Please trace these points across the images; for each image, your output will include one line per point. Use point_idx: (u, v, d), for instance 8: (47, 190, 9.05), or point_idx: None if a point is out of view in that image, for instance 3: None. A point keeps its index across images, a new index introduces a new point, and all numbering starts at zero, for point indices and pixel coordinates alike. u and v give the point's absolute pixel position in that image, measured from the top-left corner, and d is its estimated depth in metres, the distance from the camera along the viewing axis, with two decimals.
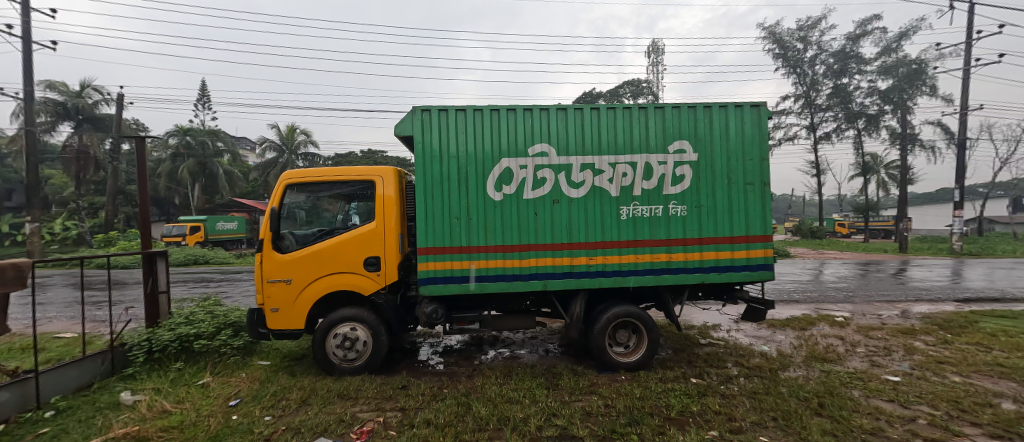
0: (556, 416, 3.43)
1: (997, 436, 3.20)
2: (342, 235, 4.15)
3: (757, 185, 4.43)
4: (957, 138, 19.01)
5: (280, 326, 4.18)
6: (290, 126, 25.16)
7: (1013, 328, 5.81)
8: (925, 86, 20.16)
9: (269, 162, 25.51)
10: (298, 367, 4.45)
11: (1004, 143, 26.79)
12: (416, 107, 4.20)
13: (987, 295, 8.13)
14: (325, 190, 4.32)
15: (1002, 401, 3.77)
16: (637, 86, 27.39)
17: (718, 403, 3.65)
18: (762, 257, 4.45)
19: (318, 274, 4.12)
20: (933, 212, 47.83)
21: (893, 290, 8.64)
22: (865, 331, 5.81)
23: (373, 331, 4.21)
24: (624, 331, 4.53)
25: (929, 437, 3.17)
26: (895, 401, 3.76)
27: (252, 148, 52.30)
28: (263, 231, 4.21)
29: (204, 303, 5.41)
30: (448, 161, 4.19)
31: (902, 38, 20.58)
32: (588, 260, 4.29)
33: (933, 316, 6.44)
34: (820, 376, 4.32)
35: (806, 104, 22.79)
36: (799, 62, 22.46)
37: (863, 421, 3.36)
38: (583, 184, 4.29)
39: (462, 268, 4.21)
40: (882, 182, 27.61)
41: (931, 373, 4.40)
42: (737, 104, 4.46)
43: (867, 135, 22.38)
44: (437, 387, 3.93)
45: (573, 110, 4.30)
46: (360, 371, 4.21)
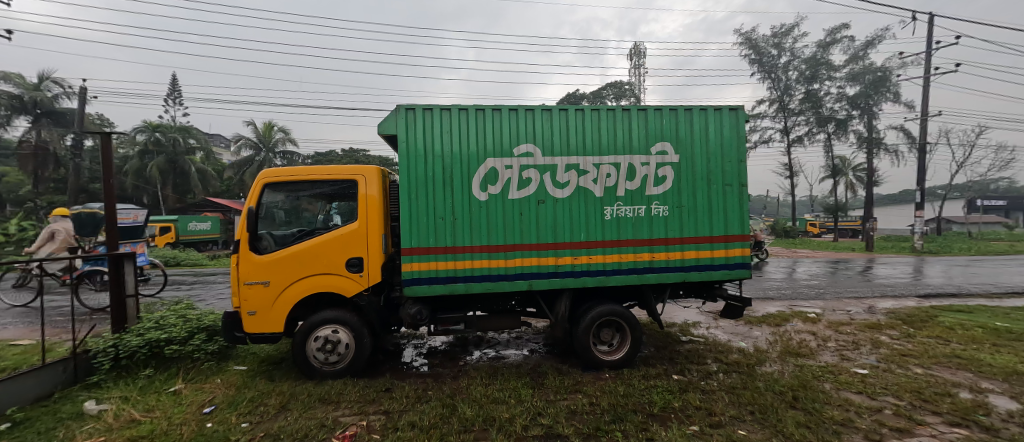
0: (541, 415, 3.45)
1: (955, 424, 3.41)
2: (322, 236, 4.05)
3: (735, 186, 4.57)
4: (917, 142, 20.03)
5: (258, 330, 4.06)
6: (265, 123, 24.46)
7: (969, 321, 6.17)
8: (889, 92, 21.13)
9: (246, 159, 24.75)
10: (276, 371, 4.32)
11: (960, 148, 28.49)
12: (400, 106, 4.14)
13: (945, 291, 8.63)
14: (305, 190, 4.21)
15: (960, 390, 4.00)
16: (619, 88, 27.99)
17: (698, 399, 3.74)
18: (740, 256, 4.60)
19: (298, 276, 4.02)
20: (896, 212, 50.38)
21: (860, 287, 9.06)
22: (836, 326, 6.06)
23: (356, 333, 4.14)
24: (608, 330, 4.58)
25: (894, 427, 3.33)
26: (864, 393, 3.94)
27: (226, 144, 50.70)
28: (238, 231, 4.07)
29: (175, 307, 5.20)
30: (433, 161, 4.16)
31: (869, 46, 21.55)
32: (573, 260, 4.34)
33: (897, 311, 6.79)
34: (794, 370, 4.50)
35: (779, 108, 23.63)
36: (774, 68, 23.27)
37: (833, 413, 3.51)
38: (568, 184, 4.33)
39: (447, 269, 4.19)
40: (849, 183, 28.94)
41: (896, 365, 4.63)
42: (716, 108, 4.58)
43: (837, 139, 23.30)
44: (422, 389, 3.90)
45: (558, 111, 4.33)
46: (341, 374, 4.14)
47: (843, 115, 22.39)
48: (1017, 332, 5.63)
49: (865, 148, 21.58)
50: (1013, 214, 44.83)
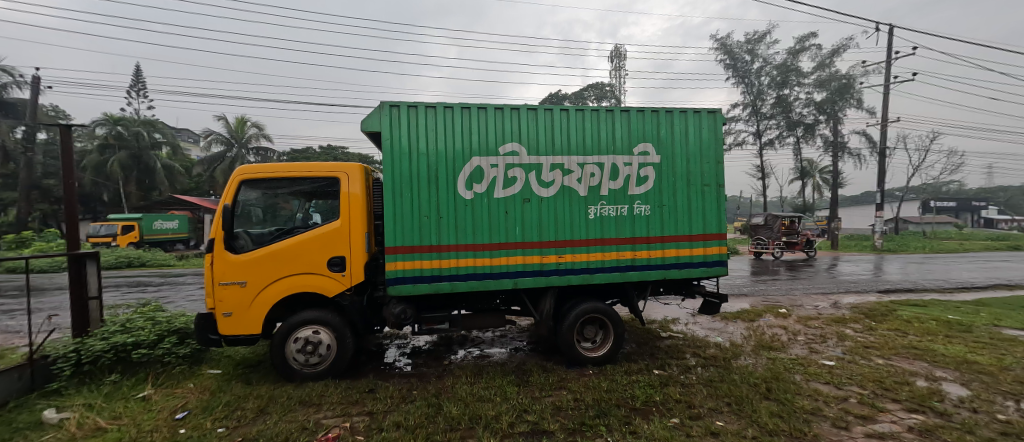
0: (527, 412, 3.48)
1: (913, 410, 3.65)
2: (303, 235, 3.94)
3: (713, 186, 4.73)
4: (878, 147, 21.18)
5: (233, 332, 3.92)
6: (238, 118, 23.54)
7: (924, 315, 6.60)
8: (853, 99, 22.25)
9: (216, 155, 23.83)
10: (253, 374, 4.17)
11: (916, 153, 30.27)
12: (385, 102, 4.07)
13: (902, 287, 9.20)
14: (284, 187, 4.08)
15: (918, 379, 4.29)
16: (601, 89, 28.49)
17: (678, 392, 3.86)
18: (717, 253, 4.77)
19: (277, 276, 3.90)
20: (859, 212, 53.04)
21: (828, 283, 9.53)
22: (805, 321, 6.37)
23: (338, 334, 4.03)
24: (592, 327, 4.67)
25: (859, 414, 3.54)
26: (831, 384, 4.17)
27: (194, 139, 48.67)
28: (213, 230, 3.91)
29: (143, 309, 4.95)
30: (418, 159, 4.12)
31: (835, 54, 22.62)
32: (558, 258, 4.39)
33: (860, 305, 7.19)
34: (767, 363, 4.71)
35: (752, 112, 24.53)
36: (747, 73, 24.13)
37: (804, 403, 3.69)
38: (553, 183, 4.38)
39: (432, 268, 4.16)
40: (815, 185, 30.36)
41: (860, 356, 4.92)
42: (695, 110, 4.72)
43: (805, 142, 24.35)
44: (406, 389, 3.86)
45: (544, 110, 4.37)
46: (323, 376, 4.03)
47: (811, 120, 23.45)
48: (967, 324, 6.07)
49: (831, 151, 22.67)
50: (961, 215, 47.97)
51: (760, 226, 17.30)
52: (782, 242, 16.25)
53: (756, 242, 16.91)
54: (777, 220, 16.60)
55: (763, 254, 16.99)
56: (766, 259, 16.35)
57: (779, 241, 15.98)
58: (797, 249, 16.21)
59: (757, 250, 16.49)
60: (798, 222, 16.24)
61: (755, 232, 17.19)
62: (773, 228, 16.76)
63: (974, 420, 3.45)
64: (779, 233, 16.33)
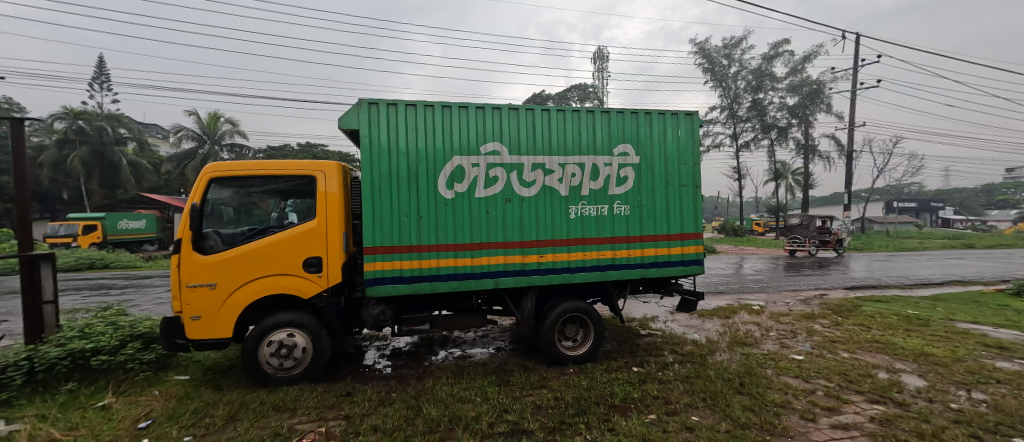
0: (507, 412, 3.48)
1: (875, 401, 3.81)
2: (277, 235, 3.82)
3: (690, 187, 4.83)
4: (846, 150, 22.07)
5: (202, 336, 3.75)
6: (210, 113, 22.71)
7: (886, 310, 6.91)
8: (823, 104, 23.07)
9: (187, 152, 22.96)
10: (223, 379, 4.02)
11: (881, 156, 31.67)
12: (363, 99, 3.98)
13: (866, 283, 9.62)
14: (257, 185, 3.95)
15: (879, 371, 4.48)
16: (584, 90, 28.77)
17: (656, 389, 3.92)
18: (694, 252, 4.87)
19: (249, 278, 3.76)
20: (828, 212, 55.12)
21: (799, 281, 9.87)
22: (776, 317, 6.58)
23: (314, 336, 3.92)
24: (572, 325, 4.69)
25: (825, 406, 3.67)
26: (800, 377, 4.31)
27: (164, 135, 46.88)
28: (180, 230, 3.73)
29: (103, 313, 4.71)
30: (398, 157, 4.05)
31: (806, 60, 23.43)
32: (539, 258, 4.40)
33: (828, 301, 7.48)
34: (740, 358, 4.84)
35: (729, 115, 25.20)
36: (724, 77, 24.77)
37: (774, 396, 3.81)
38: (534, 183, 4.39)
39: (411, 268, 4.10)
40: (787, 186, 31.43)
41: (827, 351, 5.11)
42: (673, 112, 4.81)
43: (778, 145, 25.12)
44: (385, 392, 3.80)
45: (525, 110, 4.37)
46: (298, 380, 3.91)
47: (784, 123, 24.12)
48: (925, 318, 6.38)
49: (803, 154, 23.48)
50: (921, 215, 50.25)
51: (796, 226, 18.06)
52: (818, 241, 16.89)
53: (791, 241, 17.51)
54: (812, 220, 17.24)
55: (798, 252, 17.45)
56: (803, 257, 17.07)
57: (816, 239, 16.63)
58: (832, 247, 16.98)
59: (791, 249, 17.06)
60: (831, 222, 16.95)
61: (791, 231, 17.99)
62: (809, 228, 17.42)
63: (929, 410, 3.63)
64: (814, 232, 16.97)
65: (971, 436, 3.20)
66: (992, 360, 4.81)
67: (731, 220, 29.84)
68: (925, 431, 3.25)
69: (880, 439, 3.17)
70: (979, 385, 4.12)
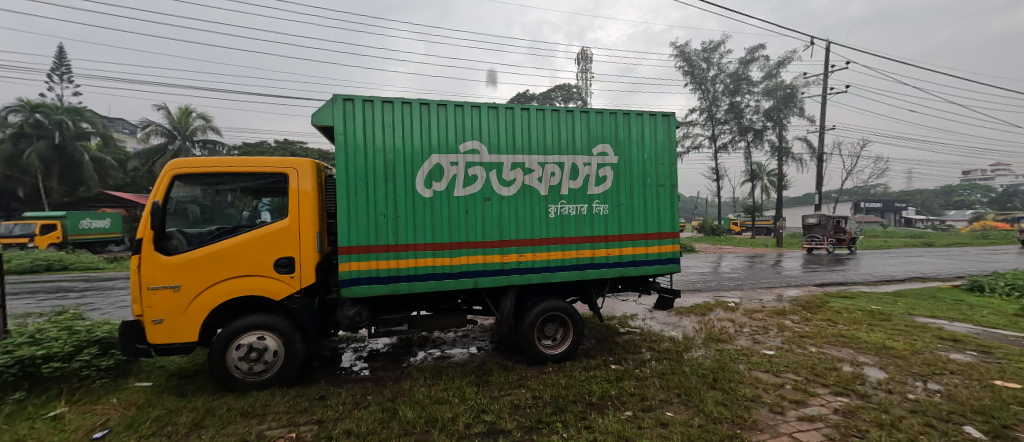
0: (485, 412, 3.45)
1: (839, 393, 3.94)
2: (247, 234, 3.69)
3: (667, 187, 4.90)
4: (817, 153, 22.84)
5: (166, 340, 3.59)
6: (181, 108, 21.87)
7: (852, 306, 7.17)
8: (796, 108, 23.77)
9: (156, 148, 22.03)
10: (189, 385, 3.86)
11: (849, 158, 32.90)
12: (338, 95, 3.88)
13: (835, 280, 9.97)
14: (226, 183, 3.81)
15: (844, 365, 4.64)
16: (567, 91, 28.96)
17: (633, 386, 3.96)
18: (671, 251, 4.95)
19: (216, 279, 3.61)
20: (800, 212, 56.95)
21: (772, 278, 10.15)
22: (750, 313, 6.74)
23: (286, 339, 3.81)
24: (552, 325, 4.70)
25: (793, 399, 3.77)
26: (770, 372, 4.43)
27: (131, 131, 45.07)
28: (141, 229, 3.56)
29: (58, 318, 4.47)
30: (374, 155, 3.97)
31: (781, 65, 24.13)
32: (518, 257, 4.39)
33: (799, 298, 7.70)
34: (715, 354, 4.93)
35: (708, 117, 25.77)
36: (703, 80, 25.36)
37: (745, 391, 3.90)
38: (514, 182, 4.37)
39: (388, 268, 4.03)
40: (762, 186, 32.34)
41: (796, 345, 5.26)
42: (651, 113, 4.87)
43: (754, 147, 25.69)
44: (360, 394, 3.72)
45: (505, 109, 4.35)
46: (268, 385, 3.79)
47: (759, 126, 24.57)
48: (887, 313, 6.64)
49: (777, 156, 24.17)
50: (887, 215, 52.25)
51: (814, 225, 18.84)
52: (834, 240, 17.58)
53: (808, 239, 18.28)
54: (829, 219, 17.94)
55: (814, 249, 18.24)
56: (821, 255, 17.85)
57: (832, 238, 17.36)
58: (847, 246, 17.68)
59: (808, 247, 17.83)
60: (848, 222, 17.71)
61: (809, 230, 18.81)
62: (826, 227, 18.25)
63: (889, 400, 3.77)
64: (829, 231, 17.68)
65: (927, 425, 3.33)
66: (947, 352, 5.03)
67: (710, 219, 30.50)
68: (885, 421, 3.36)
69: (845, 429, 3.27)
70: (934, 376, 4.31)
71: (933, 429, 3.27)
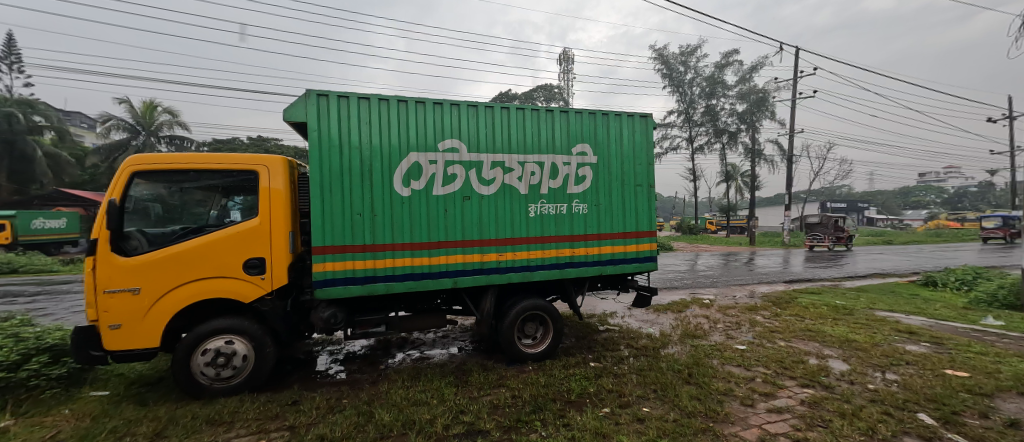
0: (463, 413, 3.41)
1: (806, 385, 4.07)
2: (213, 234, 3.53)
3: (645, 187, 4.96)
4: (787, 155, 23.66)
5: (124, 347, 3.40)
6: (145, 102, 20.93)
7: (819, 301, 7.45)
8: (768, 111, 24.53)
9: (117, 143, 21.03)
10: (150, 393, 3.67)
11: (817, 160, 34.24)
12: (311, 91, 3.76)
13: (804, 277, 10.35)
14: (191, 181, 3.64)
15: (811, 358, 4.79)
16: (548, 91, 29.09)
17: (611, 383, 3.98)
18: (648, 249, 5.02)
19: (179, 281, 3.44)
20: (771, 212, 58.91)
21: (745, 275, 10.45)
22: (724, 309, 6.91)
23: (256, 343, 3.67)
24: (532, 323, 4.68)
25: (762, 392, 3.87)
26: (741, 366, 4.54)
27: (91, 126, 42.86)
28: (96, 229, 3.36)
29: (3, 325, 4.18)
30: (350, 153, 3.86)
31: (754, 70, 24.85)
32: (498, 256, 4.35)
33: (770, 294, 7.95)
34: (690, 350, 5.02)
35: (686, 119, 26.32)
36: (681, 83, 25.91)
37: (718, 385, 3.97)
38: (493, 181, 4.33)
39: (365, 268, 3.93)
40: (736, 186, 33.29)
41: (766, 340, 5.41)
42: (629, 114, 4.91)
43: (728, 149, 26.43)
44: (335, 398, 3.62)
45: (484, 107, 4.32)
46: (237, 391, 3.64)
47: (734, 128, 25.28)
48: (850, 308, 6.91)
49: (750, 157, 24.90)
50: (851, 215, 54.58)
51: (816, 225, 20.50)
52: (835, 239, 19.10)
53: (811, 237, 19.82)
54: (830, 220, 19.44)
55: (817, 247, 19.82)
56: (822, 250, 19.37)
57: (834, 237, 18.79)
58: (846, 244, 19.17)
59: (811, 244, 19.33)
60: (846, 222, 19.16)
61: (812, 230, 20.49)
62: (828, 227, 19.95)
63: (850, 391, 3.91)
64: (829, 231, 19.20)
65: (884, 413, 3.47)
66: (903, 344, 5.28)
67: (687, 219, 31.21)
68: (847, 411, 3.48)
69: (810, 419, 3.37)
70: (892, 366, 4.51)
71: (890, 417, 3.41)
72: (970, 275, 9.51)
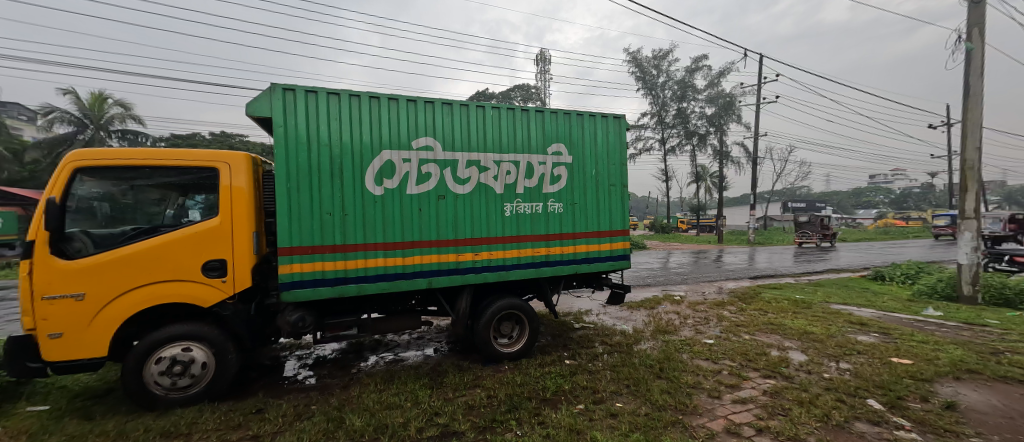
0: (438, 414, 3.33)
1: (768, 376, 4.20)
2: (169, 235, 3.32)
3: (618, 187, 5.01)
4: (752, 157, 24.58)
5: (66, 357, 3.15)
6: (92, 92, 19.68)
7: (780, 295, 7.76)
8: (735, 115, 25.40)
9: (61, 137, 19.63)
10: (97, 406, 3.41)
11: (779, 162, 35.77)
12: (276, 85, 3.58)
13: (767, 273, 10.76)
14: (142, 178, 3.40)
15: (774, 350, 4.96)
16: (525, 91, 29.10)
17: (585, 380, 3.99)
18: (622, 248, 5.08)
19: (130, 286, 3.21)
20: (737, 211, 61.13)
21: (713, 272, 10.77)
22: (694, 305, 7.08)
23: (216, 349, 3.47)
24: (508, 322, 4.64)
25: (728, 384, 3.97)
26: (709, 359, 4.64)
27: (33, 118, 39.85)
28: (33, 230, 3.09)
29: None
30: (319, 149, 3.71)
31: (722, 75, 25.67)
32: (474, 256, 4.29)
33: (736, 290, 8.21)
34: (661, 345, 5.11)
35: (658, 121, 26.89)
36: (654, 86, 26.46)
37: (687, 378, 4.05)
38: (469, 180, 4.27)
39: (335, 269, 3.79)
40: (705, 187, 34.35)
41: (732, 334, 5.57)
42: (603, 115, 4.94)
43: (698, 151, 27.20)
44: (303, 405, 3.47)
45: (460, 106, 4.25)
46: (195, 400, 3.44)
47: (703, 131, 26.04)
48: (809, 301, 7.22)
49: (719, 159, 25.71)
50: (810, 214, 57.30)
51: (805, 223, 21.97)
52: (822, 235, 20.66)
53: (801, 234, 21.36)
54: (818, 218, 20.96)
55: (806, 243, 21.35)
56: (810, 247, 20.75)
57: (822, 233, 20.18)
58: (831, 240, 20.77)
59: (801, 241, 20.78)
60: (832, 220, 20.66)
61: (801, 227, 21.98)
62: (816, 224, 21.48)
63: (808, 380, 4.06)
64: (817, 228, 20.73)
65: (838, 400, 3.62)
66: (855, 335, 5.55)
67: (659, 218, 31.95)
68: (804, 400, 3.60)
69: (771, 409, 3.47)
70: (845, 356, 4.73)
71: (843, 403, 3.55)
72: (914, 269, 10.12)
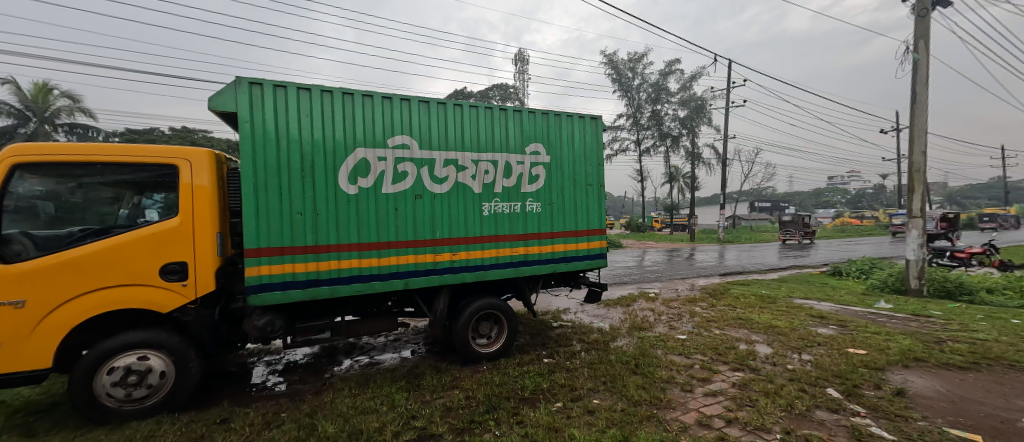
0: (414, 418, 3.24)
1: (737, 368, 4.30)
2: (122, 236, 3.10)
3: (595, 186, 5.04)
4: (722, 158, 25.34)
5: (4, 370, 2.90)
6: (36, 83, 18.48)
7: (749, 291, 8.00)
8: (706, 117, 26.10)
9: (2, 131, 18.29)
10: (41, 422, 3.16)
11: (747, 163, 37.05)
12: (242, 78, 3.41)
13: (736, 269, 11.08)
14: (92, 176, 3.17)
15: (743, 343, 5.09)
16: (502, 91, 29.01)
17: (563, 378, 3.98)
18: (599, 247, 5.11)
19: (77, 291, 2.99)
20: (708, 211, 62.92)
21: (686, 269, 11.01)
22: (668, 302, 7.20)
23: (176, 357, 3.28)
24: (487, 323, 4.58)
25: (700, 377, 4.04)
26: (682, 354, 4.72)
27: None
28: None
29: None
30: (289, 146, 3.56)
31: (693, 78, 26.33)
32: (451, 256, 4.22)
33: (707, 286, 8.41)
34: (636, 341, 5.16)
35: (633, 123, 27.34)
36: (629, 88, 26.87)
37: (661, 373, 4.10)
38: (446, 179, 4.19)
39: (306, 271, 3.64)
40: (677, 186, 35.19)
41: (703, 329, 5.69)
42: (581, 115, 4.95)
43: (671, 152, 27.82)
44: (272, 412, 3.32)
45: (436, 104, 4.17)
46: (153, 412, 3.24)
47: (676, 133, 26.64)
48: (774, 296, 7.47)
49: (691, 160, 26.36)
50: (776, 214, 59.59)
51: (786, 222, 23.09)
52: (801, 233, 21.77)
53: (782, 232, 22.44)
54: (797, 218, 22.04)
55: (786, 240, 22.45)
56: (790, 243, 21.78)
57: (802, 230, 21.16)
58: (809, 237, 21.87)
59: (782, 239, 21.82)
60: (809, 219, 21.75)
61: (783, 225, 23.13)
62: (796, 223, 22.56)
63: (773, 371, 4.18)
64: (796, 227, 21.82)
65: (801, 390, 3.73)
66: (816, 327, 5.76)
67: (634, 218, 32.52)
68: (770, 391, 3.69)
69: (739, 400, 3.55)
70: (807, 347, 4.90)
71: (806, 393, 3.67)
72: (869, 264, 10.65)
